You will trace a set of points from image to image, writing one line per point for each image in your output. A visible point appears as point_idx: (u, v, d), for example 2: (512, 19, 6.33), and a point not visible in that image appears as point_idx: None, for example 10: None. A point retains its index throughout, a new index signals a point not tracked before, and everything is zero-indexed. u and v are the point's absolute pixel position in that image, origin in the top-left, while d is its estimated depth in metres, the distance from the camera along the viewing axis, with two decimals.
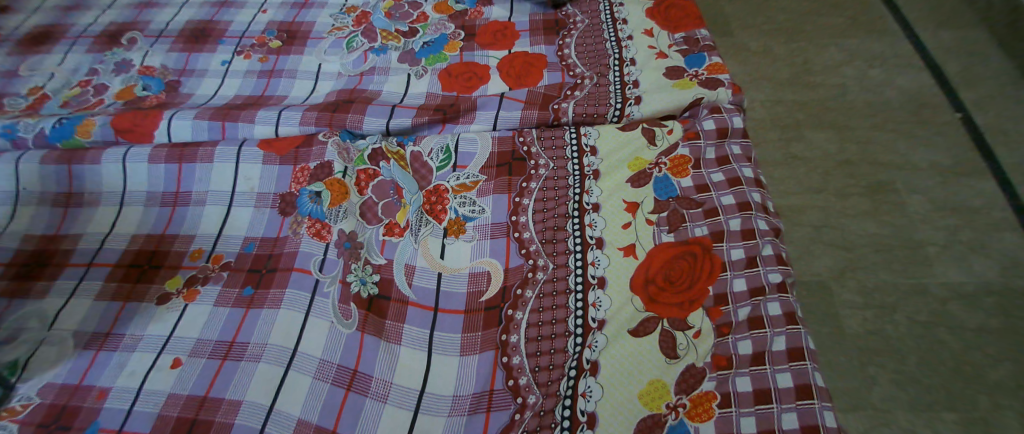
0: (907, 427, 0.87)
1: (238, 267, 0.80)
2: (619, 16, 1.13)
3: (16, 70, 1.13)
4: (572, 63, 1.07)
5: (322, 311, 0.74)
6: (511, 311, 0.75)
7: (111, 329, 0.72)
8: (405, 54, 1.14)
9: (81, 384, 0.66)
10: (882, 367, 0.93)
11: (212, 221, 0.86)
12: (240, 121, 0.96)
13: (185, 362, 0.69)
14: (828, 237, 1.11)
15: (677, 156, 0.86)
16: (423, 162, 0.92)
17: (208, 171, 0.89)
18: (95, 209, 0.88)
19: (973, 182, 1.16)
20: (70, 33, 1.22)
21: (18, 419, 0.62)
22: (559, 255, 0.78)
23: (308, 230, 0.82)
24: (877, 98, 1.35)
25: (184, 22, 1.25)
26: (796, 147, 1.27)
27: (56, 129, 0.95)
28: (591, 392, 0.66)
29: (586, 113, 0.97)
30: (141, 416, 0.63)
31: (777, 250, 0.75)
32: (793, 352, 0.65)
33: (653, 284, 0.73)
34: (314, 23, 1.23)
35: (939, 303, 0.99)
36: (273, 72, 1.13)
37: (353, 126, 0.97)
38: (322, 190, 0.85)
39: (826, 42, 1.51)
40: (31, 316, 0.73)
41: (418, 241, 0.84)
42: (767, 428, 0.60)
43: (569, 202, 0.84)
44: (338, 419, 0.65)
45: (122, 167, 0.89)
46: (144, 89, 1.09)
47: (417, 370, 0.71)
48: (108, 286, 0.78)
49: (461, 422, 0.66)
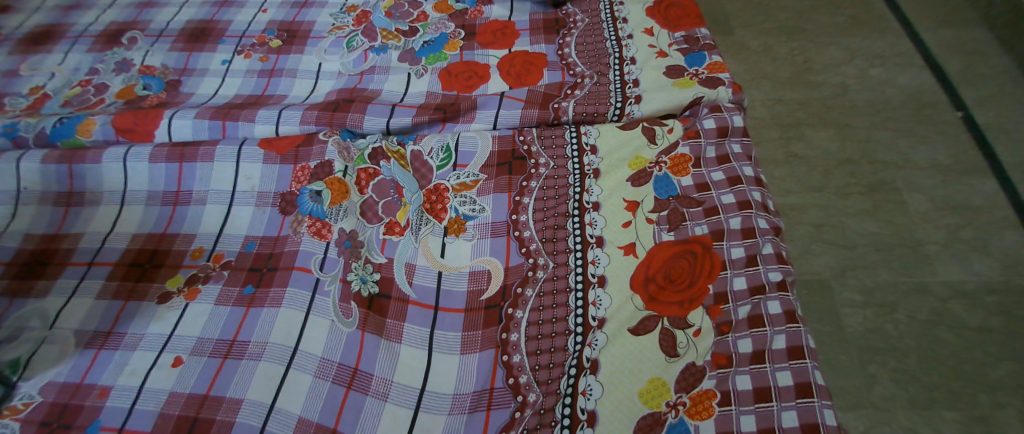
0: (907, 426, 0.87)
1: (239, 266, 0.80)
2: (619, 14, 1.13)
3: (17, 69, 1.13)
4: (572, 62, 1.07)
5: (323, 310, 0.74)
6: (511, 309, 0.75)
7: (112, 328, 0.73)
8: (405, 53, 1.14)
9: (83, 383, 0.66)
10: (882, 366, 0.93)
11: (213, 220, 0.87)
12: (240, 120, 0.96)
13: (186, 361, 0.69)
14: (828, 236, 1.11)
15: (677, 155, 0.87)
16: (424, 161, 0.92)
17: (208, 171, 0.89)
18: (96, 208, 0.88)
19: (973, 181, 1.16)
20: (70, 33, 1.22)
21: (20, 418, 0.62)
22: (559, 254, 0.78)
23: (308, 229, 0.82)
24: (878, 97, 1.35)
25: (184, 21, 1.25)
26: (796, 146, 1.27)
27: (56, 129, 0.95)
28: (591, 390, 0.66)
29: (586, 112, 0.97)
30: (142, 414, 0.63)
31: (777, 249, 0.75)
32: (793, 350, 0.65)
33: (653, 283, 0.73)
34: (314, 22, 1.23)
35: (938, 301, 0.99)
36: (273, 71, 1.13)
37: (353, 125, 0.98)
38: (323, 189, 0.85)
39: (827, 41, 1.51)
40: (33, 315, 0.74)
41: (418, 240, 0.84)
42: (767, 426, 0.60)
43: (569, 201, 0.84)
44: (338, 418, 0.65)
45: (123, 167, 0.89)
46: (145, 89, 1.10)
47: (418, 368, 0.72)
48: (109, 285, 0.78)
49: (462, 420, 0.66)
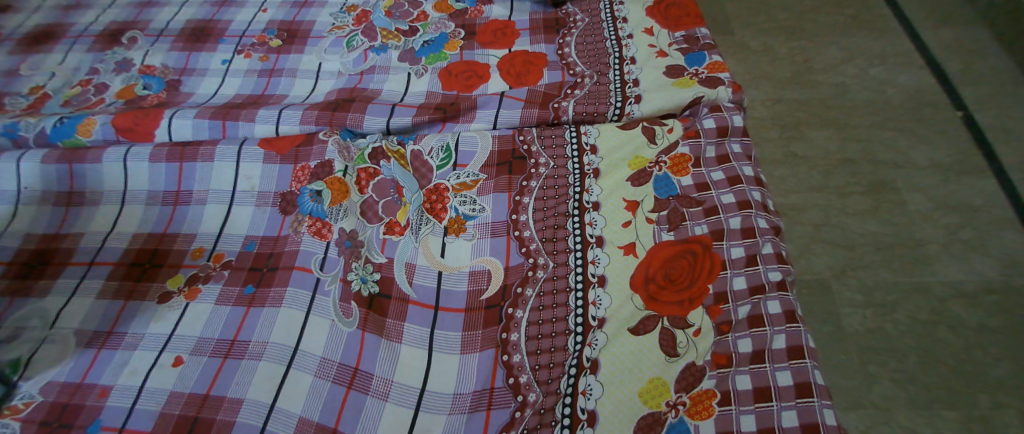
0: (907, 426, 0.87)
1: (239, 266, 0.80)
2: (619, 14, 1.13)
3: (17, 69, 1.13)
4: (572, 61, 1.07)
5: (323, 309, 0.74)
6: (512, 309, 0.75)
7: (113, 328, 0.73)
8: (405, 52, 1.14)
9: (83, 382, 0.66)
10: (882, 366, 0.93)
11: (214, 220, 0.87)
12: (240, 120, 0.96)
13: (187, 361, 0.69)
14: (828, 236, 1.11)
15: (677, 154, 0.87)
16: (424, 161, 0.92)
17: (208, 170, 0.89)
18: (96, 208, 0.88)
19: (974, 181, 1.16)
20: (70, 33, 1.22)
21: (20, 417, 0.63)
22: (559, 253, 0.78)
23: (309, 229, 0.82)
24: (878, 97, 1.35)
25: (184, 21, 1.25)
26: (796, 146, 1.27)
27: (57, 129, 0.95)
28: (591, 390, 0.66)
29: (586, 111, 0.97)
30: (143, 414, 0.63)
31: (776, 248, 0.75)
32: (793, 350, 0.65)
33: (653, 282, 0.73)
34: (314, 22, 1.23)
35: (938, 301, 1.00)
36: (273, 71, 1.13)
37: (353, 125, 0.98)
38: (323, 189, 0.85)
39: (827, 41, 1.51)
40: (33, 315, 0.74)
41: (418, 239, 0.84)
42: (767, 426, 0.60)
43: (569, 201, 0.84)
44: (338, 418, 0.66)
45: (123, 167, 0.89)
46: (145, 88, 1.10)
47: (418, 368, 0.72)
48: (110, 284, 0.78)
49: (462, 420, 0.67)
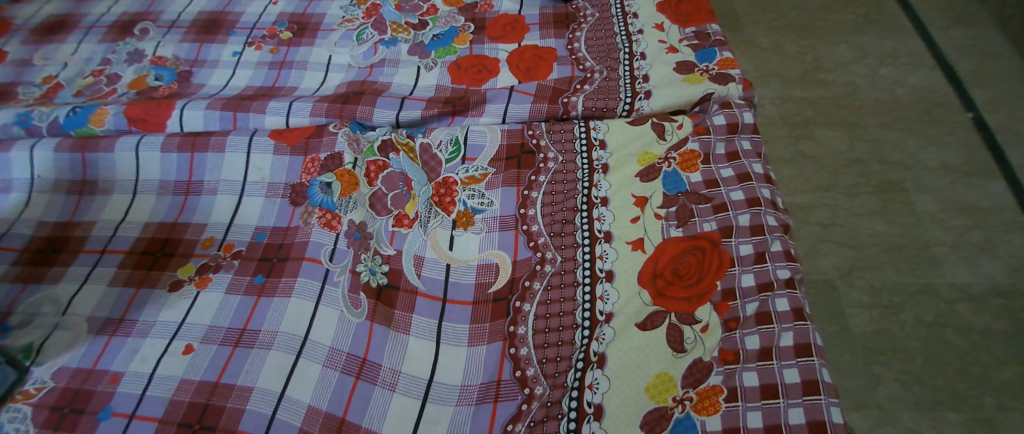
0: (912, 427, 0.87)
1: (249, 256, 0.81)
2: (630, 9, 1.13)
3: (30, 59, 1.14)
4: (581, 57, 1.06)
5: (333, 300, 0.74)
6: (519, 303, 0.75)
7: (124, 315, 0.73)
8: (415, 46, 1.14)
9: (95, 369, 0.67)
10: (888, 367, 0.93)
11: (225, 209, 0.87)
12: (251, 111, 0.97)
13: (198, 348, 0.70)
14: (837, 236, 1.10)
15: (687, 151, 0.86)
16: (432, 155, 0.92)
17: (219, 162, 0.90)
18: (109, 197, 0.89)
19: (984, 183, 1.15)
20: (83, 23, 1.23)
21: (32, 402, 0.63)
22: (567, 248, 0.78)
23: (319, 220, 0.83)
24: (888, 97, 1.34)
25: (196, 12, 1.25)
26: (806, 145, 1.26)
27: (70, 118, 0.96)
28: (598, 384, 0.66)
29: (596, 106, 0.96)
30: (153, 400, 0.64)
31: (785, 246, 0.75)
32: (801, 348, 0.65)
33: (661, 278, 0.73)
34: (324, 15, 1.23)
35: (945, 303, 0.99)
36: (284, 64, 1.13)
37: (363, 118, 0.98)
38: (333, 181, 0.86)
39: (838, 40, 1.49)
40: (45, 302, 0.74)
41: (426, 232, 0.84)
42: (773, 423, 0.60)
43: (578, 196, 0.84)
44: (347, 407, 0.66)
45: (135, 156, 0.90)
46: (157, 79, 1.10)
47: (426, 360, 0.72)
48: (121, 273, 0.79)
49: (469, 411, 0.67)
